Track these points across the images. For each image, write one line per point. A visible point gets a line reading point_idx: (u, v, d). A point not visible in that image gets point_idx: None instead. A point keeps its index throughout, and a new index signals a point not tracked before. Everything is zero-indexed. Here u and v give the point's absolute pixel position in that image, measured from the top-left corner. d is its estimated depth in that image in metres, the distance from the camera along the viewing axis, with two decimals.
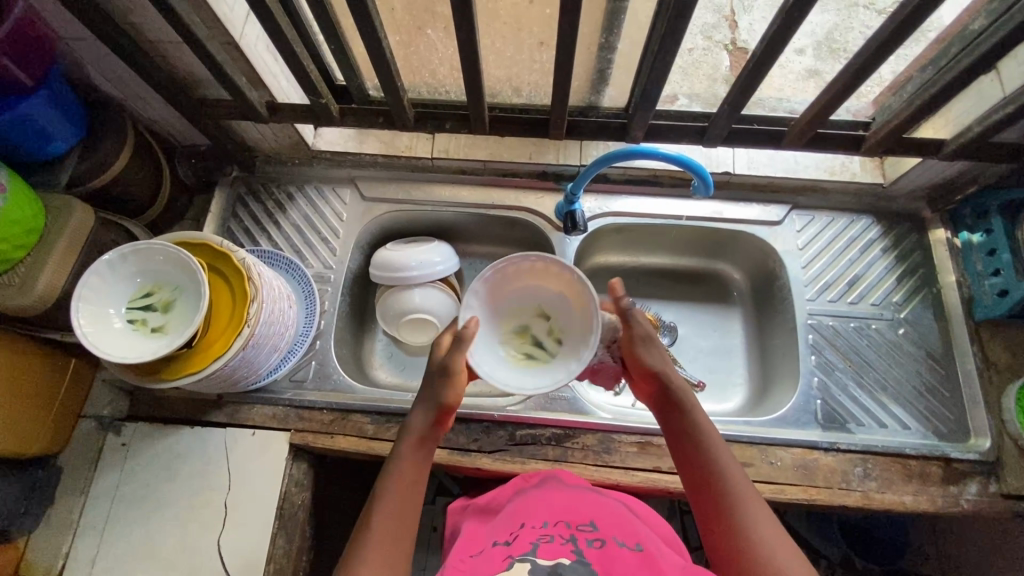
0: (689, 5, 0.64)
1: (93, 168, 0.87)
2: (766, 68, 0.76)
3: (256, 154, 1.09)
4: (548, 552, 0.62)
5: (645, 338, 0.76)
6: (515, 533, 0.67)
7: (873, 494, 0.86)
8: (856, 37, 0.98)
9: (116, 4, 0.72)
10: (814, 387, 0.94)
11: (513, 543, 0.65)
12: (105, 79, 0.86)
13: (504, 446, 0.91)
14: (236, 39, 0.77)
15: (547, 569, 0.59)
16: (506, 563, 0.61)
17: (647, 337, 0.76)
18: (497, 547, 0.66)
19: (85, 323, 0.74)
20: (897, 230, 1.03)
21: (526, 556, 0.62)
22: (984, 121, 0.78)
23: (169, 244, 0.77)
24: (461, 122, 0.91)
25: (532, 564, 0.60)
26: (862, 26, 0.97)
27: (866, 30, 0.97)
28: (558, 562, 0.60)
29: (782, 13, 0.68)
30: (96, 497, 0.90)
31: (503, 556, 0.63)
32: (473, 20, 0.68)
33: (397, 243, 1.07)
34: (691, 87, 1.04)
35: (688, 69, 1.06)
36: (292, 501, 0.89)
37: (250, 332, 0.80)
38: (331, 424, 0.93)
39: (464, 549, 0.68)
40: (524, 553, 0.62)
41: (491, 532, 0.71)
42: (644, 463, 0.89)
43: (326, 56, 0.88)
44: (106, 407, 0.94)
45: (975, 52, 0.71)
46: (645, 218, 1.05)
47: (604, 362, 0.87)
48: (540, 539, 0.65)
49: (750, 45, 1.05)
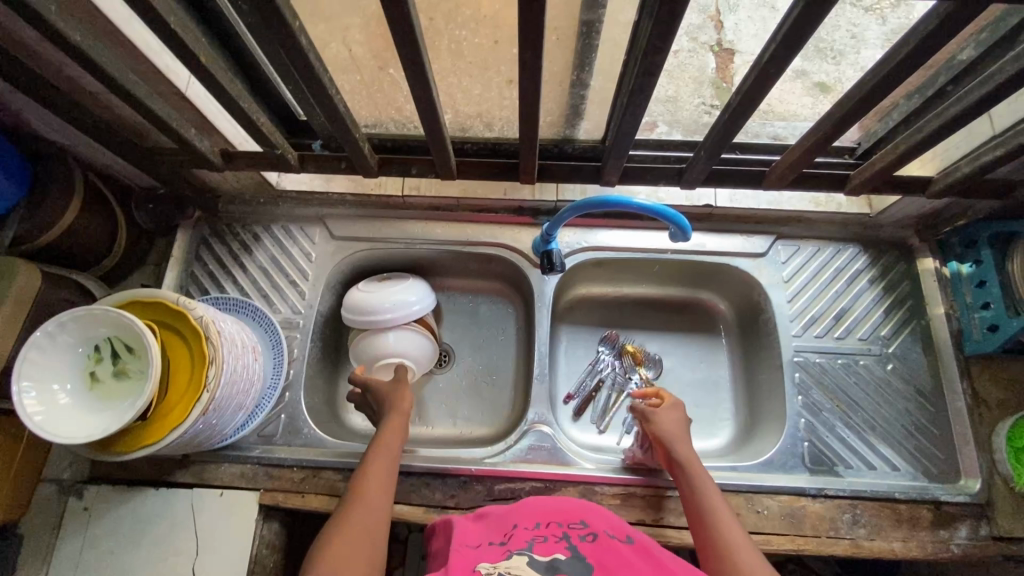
0: (658, 63, 0.60)
1: (41, 225, 0.82)
2: (743, 118, 0.69)
3: (218, 195, 1.04)
4: (544, 550, 0.62)
5: (653, 414, 0.83)
6: (509, 532, 0.67)
7: (863, 541, 0.84)
8: (843, 36, 0.94)
9: (45, 61, 0.66)
10: (800, 429, 0.92)
11: (507, 541, 0.64)
12: (49, 130, 0.81)
13: (482, 501, 0.88)
14: (183, 90, 0.72)
15: (544, 565, 0.59)
16: (505, 554, 0.61)
17: (655, 413, 0.83)
18: (493, 544, 0.65)
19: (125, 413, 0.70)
20: (885, 259, 1.00)
21: (524, 550, 0.62)
22: (975, 161, 0.74)
23: (25, 354, 0.69)
24: (427, 166, 0.88)
25: (529, 557, 0.60)
26: (849, 24, 0.93)
27: (853, 29, 0.93)
28: (554, 558, 0.60)
29: (757, 69, 0.61)
30: (59, 567, 0.86)
31: (501, 550, 0.63)
32: (426, 74, 0.63)
33: (370, 282, 1.02)
34: (674, 89, 1.00)
35: (673, 73, 1.01)
36: (263, 564, 0.86)
37: (209, 398, 0.76)
38: (301, 483, 0.90)
39: (464, 537, 0.67)
40: (521, 549, 0.62)
41: (484, 528, 0.69)
42: (628, 515, 0.86)
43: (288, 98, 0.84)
44: (67, 468, 0.91)
45: (961, 102, 0.66)
46: (624, 253, 1.02)
47: (635, 454, 0.88)
48: (535, 538, 0.64)
49: (737, 46, 1.00)
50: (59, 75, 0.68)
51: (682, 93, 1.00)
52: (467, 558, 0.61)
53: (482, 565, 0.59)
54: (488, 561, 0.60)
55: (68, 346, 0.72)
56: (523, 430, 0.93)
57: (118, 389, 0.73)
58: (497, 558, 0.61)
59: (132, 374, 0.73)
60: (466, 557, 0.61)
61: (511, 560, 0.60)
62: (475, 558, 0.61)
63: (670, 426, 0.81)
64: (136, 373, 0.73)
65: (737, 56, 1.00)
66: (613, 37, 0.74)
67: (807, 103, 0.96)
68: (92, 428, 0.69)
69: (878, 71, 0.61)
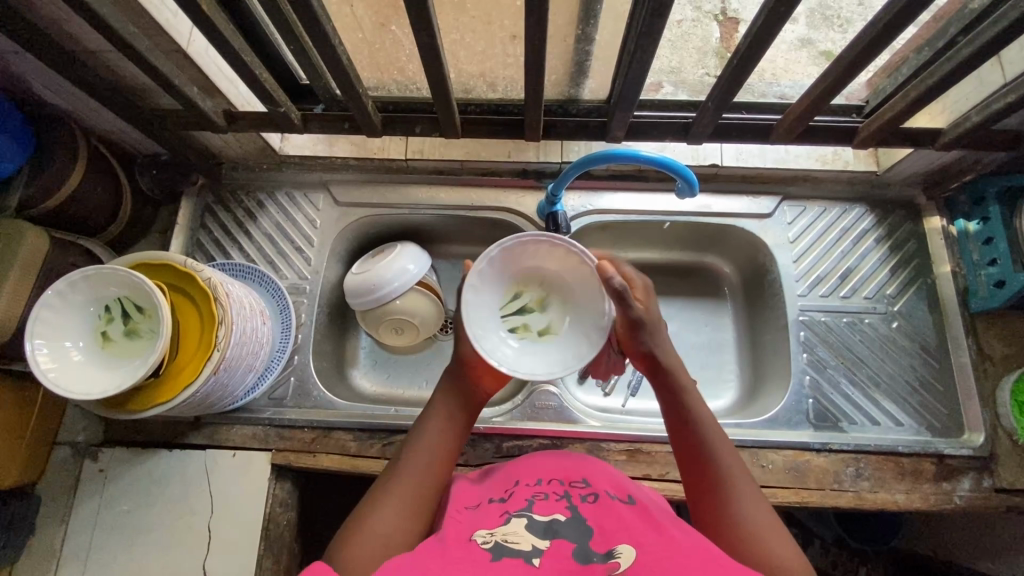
0: (666, 4, 0.59)
1: (46, 190, 0.82)
2: (751, 65, 0.69)
3: (221, 161, 1.04)
4: (544, 509, 0.59)
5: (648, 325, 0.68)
6: (509, 490, 0.63)
7: (866, 494, 0.85)
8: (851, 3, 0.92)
9: (45, 15, 0.65)
10: (805, 386, 0.92)
11: (506, 501, 0.61)
12: (52, 93, 0.80)
13: (490, 458, 0.89)
14: (183, 47, 0.72)
15: (542, 526, 0.56)
16: (502, 518, 0.58)
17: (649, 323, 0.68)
18: (492, 502, 0.62)
19: (140, 368, 0.71)
20: (892, 218, 0.99)
21: (522, 512, 0.58)
22: (983, 110, 0.74)
23: (37, 311, 0.70)
24: (432, 125, 0.88)
25: (528, 520, 0.57)
26: None
27: None
28: (553, 517, 0.57)
29: (765, 10, 0.60)
30: (76, 526, 0.88)
31: (498, 513, 0.59)
32: (432, 22, 0.63)
33: (365, 263, 1.00)
34: (677, 62, 0.97)
35: (676, 43, 0.98)
36: (277, 521, 0.89)
37: (220, 355, 0.76)
38: (313, 443, 0.91)
39: (459, 498, 0.63)
40: (520, 510, 0.59)
41: (481, 487, 0.66)
42: (634, 470, 0.88)
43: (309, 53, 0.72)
44: (82, 432, 0.93)
45: (975, 42, 0.65)
46: (632, 215, 1.01)
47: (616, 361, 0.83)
48: (535, 496, 0.61)
49: (741, 15, 0.96)
50: (61, 30, 0.68)
51: (685, 64, 0.97)
52: (463, 523, 0.58)
53: (478, 532, 0.56)
54: (484, 527, 0.57)
55: (78, 305, 0.73)
56: (529, 391, 0.94)
57: (131, 348, 0.73)
58: (494, 523, 0.57)
59: (143, 333, 0.74)
60: (461, 522, 0.58)
61: (509, 526, 0.56)
62: (471, 524, 0.58)
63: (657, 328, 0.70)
64: (147, 332, 0.74)
65: (743, 25, 0.95)
66: None
67: (812, 74, 0.93)
68: (103, 386, 0.70)
69: (890, 10, 0.60)
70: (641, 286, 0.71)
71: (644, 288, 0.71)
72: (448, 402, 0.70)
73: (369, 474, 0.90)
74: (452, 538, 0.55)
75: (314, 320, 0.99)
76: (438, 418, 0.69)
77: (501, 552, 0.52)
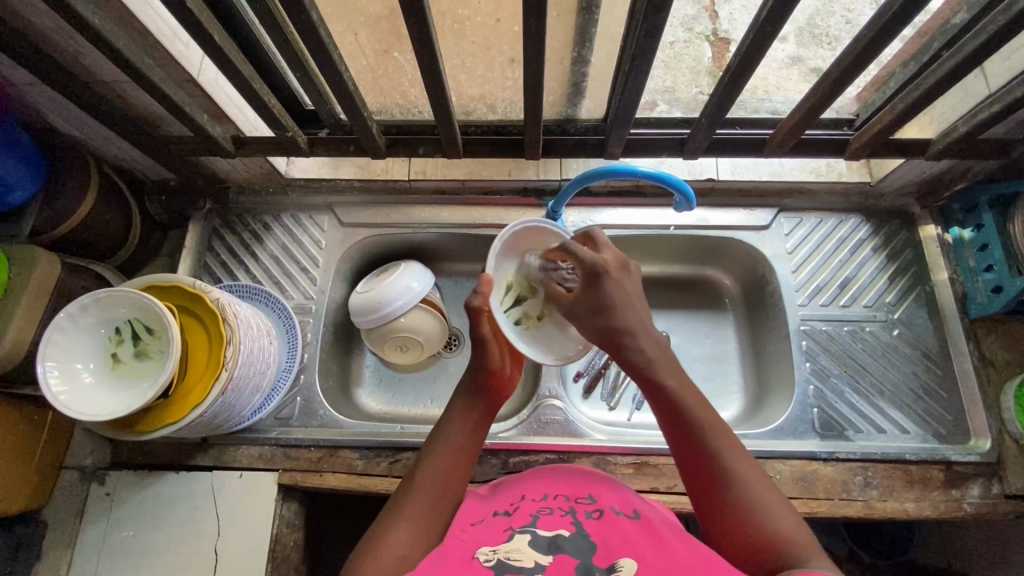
0: (658, 25, 0.61)
1: (59, 216, 0.84)
2: (741, 82, 0.72)
3: (228, 185, 1.07)
4: (548, 524, 0.59)
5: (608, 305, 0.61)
6: (515, 504, 0.64)
7: (875, 503, 0.85)
8: (837, 21, 0.95)
9: (64, 48, 0.68)
10: (809, 395, 0.93)
11: (512, 516, 0.61)
12: (67, 124, 0.83)
13: (497, 474, 0.89)
14: (195, 76, 0.75)
15: (547, 542, 0.56)
16: (507, 534, 0.58)
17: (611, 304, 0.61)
18: (497, 517, 0.62)
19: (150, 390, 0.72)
20: (887, 228, 1.01)
21: (527, 527, 0.58)
22: (971, 120, 0.76)
23: (49, 333, 0.71)
24: (433, 146, 0.91)
25: (532, 535, 0.57)
26: (843, 10, 0.94)
27: (847, 13, 0.94)
28: (558, 533, 0.57)
29: (754, 29, 0.63)
30: (82, 551, 0.88)
31: (503, 528, 0.59)
32: (434, 47, 0.65)
33: (369, 282, 1.01)
34: (671, 82, 0.99)
35: (669, 64, 1.01)
36: (284, 543, 0.88)
37: (228, 375, 0.77)
38: (319, 461, 0.92)
39: (466, 515, 0.64)
40: (523, 526, 0.59)
41: (488, 502, 0.66)
42: (641, 484, 0.88)
43: (313, 71, 0.74)
44: (89, 455, 0.93)
45: (959, 54, 0.68)
46: (632, 229, 1.03)
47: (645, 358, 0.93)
48: (540, 511, 0.61)
49: (733, 35, 0.99)
50: (77, 61, 0.70)
51: (679, 83, 1.00)
52: (468, 539, 0.58)
53: (482, 549, 0.56)
54: (489, 543, 0.57)
55: (88, 328, 0.74)
56: (534, 405, 0.95)
57: (139, 370, 0.74)
58: (498, 538, 0.57)
59: (151, 355, 0.75)
60: (467, 540, 0.58)
61: (512, 542, 0.56)
62: (476, 539, 0.58)
63: (621, 297, 0.62)
64: (156, 353, 0.75)
65: (732, 45, 0.98)
66: (612, 15, 0.75)
67: (803, 90, 0.96)
68: (113, 409, 0.71)
69: (873, 26, 0.63)
70: (585, 268, 0.62)
71: (596, 263, 0.62)
72: (464, 413, 0.70)
73: (376, 492, 0.90)
74: (458, 552, 0.56)
75: (319, 339, 1.00)
76: (455, 431, 0.68)
77: (504, 570, 0.52)
